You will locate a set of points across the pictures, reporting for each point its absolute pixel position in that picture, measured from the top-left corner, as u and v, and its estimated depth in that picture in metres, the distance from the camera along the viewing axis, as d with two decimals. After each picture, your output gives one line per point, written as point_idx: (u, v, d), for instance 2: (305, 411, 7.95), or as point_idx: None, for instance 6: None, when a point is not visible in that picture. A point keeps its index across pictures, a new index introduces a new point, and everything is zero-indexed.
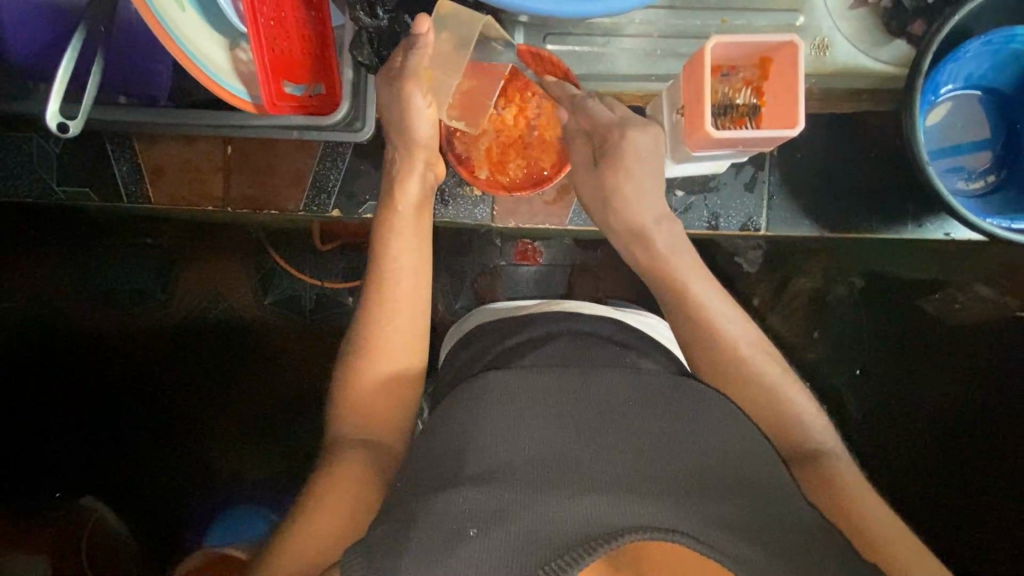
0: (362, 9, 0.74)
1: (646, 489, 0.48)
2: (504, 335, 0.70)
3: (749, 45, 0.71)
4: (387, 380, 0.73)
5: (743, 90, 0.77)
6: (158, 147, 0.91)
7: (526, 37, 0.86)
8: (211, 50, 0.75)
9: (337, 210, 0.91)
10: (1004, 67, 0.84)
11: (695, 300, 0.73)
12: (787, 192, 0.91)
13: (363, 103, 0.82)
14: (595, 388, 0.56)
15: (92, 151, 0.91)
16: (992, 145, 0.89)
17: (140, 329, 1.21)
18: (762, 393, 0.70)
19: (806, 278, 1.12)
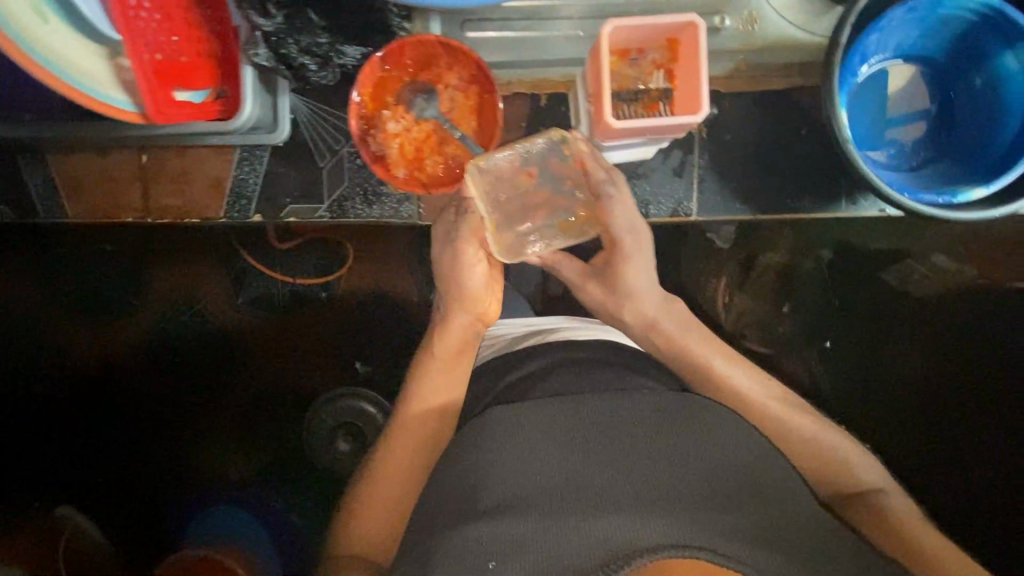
0: (253, 7, 0.69)
1: (659, 505, 0.46)
2: (506, 369, 0.70)
3: (648, 29, 0.68)
4: (391, 488, 0.69)
5: (654, 74, 0.72)
6: (72, 159, 0.85)
7: (443, 25, 0.81)
8: (86, 61, 0.72)
9: (259, 215, 0.85)
10: (933, 34, 0.78)
11: (710, 373, 0.73)
12: (717, 176, 0.84)
13: (278, 105, 0.81)
14: (597, 411, 0.54)
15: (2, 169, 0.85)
16: (927, 117, 0.82)
17: (110, 337, 1.15)
18: (815, 447, 0.71)
19: (777, 253, 1.11)
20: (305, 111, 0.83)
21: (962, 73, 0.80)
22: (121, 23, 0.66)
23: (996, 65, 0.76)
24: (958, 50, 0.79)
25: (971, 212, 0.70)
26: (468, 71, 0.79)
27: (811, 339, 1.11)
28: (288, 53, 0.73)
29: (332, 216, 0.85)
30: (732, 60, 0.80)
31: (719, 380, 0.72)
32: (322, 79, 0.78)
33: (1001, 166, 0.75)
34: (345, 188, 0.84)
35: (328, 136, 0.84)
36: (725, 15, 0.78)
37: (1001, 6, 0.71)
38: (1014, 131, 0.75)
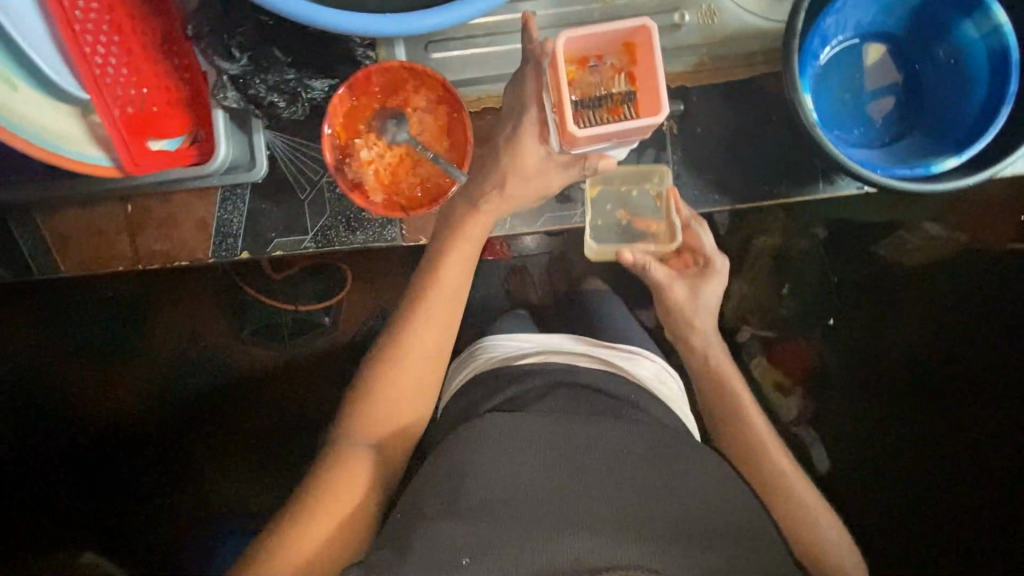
0: (218, 54, 0.74)
1: (629, 526, 0.47)
2: (492, 392, 0.69)
3: (600, 37, 0.66)
4: (392, 410, 0.74)
5: (616, 79, 0.69)
6: (59, 215, 0.86)
7: (408, 48, 0.83)
8: (60, 123, 0.74)
9: (247, 251, 0.86)
10: (893, 8, 0.79)
11: (751, 443, 0.79)
12: (693, 173, 0.86)
13: (254, 145, 0.83)
14: (590, 434, 0.55)
15: None
16: (895, 91, 0.83)
17: (117, 381, 1.15)
18: (824, 542, 0.74)
19: (771, 235, 1.08)
20: (281, 147, 0.85)
21: (925, 45, 0.81)
22: (90, 84, 0.67)
23: (957, 35, 0.77)
24: (919, 21, 0.80)
25: (942, 182, 0.71)
26: (434, 92, 0.81)
27: (812, 319, 1.10)
28: (257, 91, 0.76)
29: (317, 246, 0.86)
30: (695, 53, 0.81)
31: (757, 446, 0.79)
32: (293, 114, 0.81)
33: (971, 134, 0.76)
34: (327, 218, 0.86)
35: (305, 170, 0.85)
36: (683, 10, 0.79)
37: None
38: (981, 98, 0.75)
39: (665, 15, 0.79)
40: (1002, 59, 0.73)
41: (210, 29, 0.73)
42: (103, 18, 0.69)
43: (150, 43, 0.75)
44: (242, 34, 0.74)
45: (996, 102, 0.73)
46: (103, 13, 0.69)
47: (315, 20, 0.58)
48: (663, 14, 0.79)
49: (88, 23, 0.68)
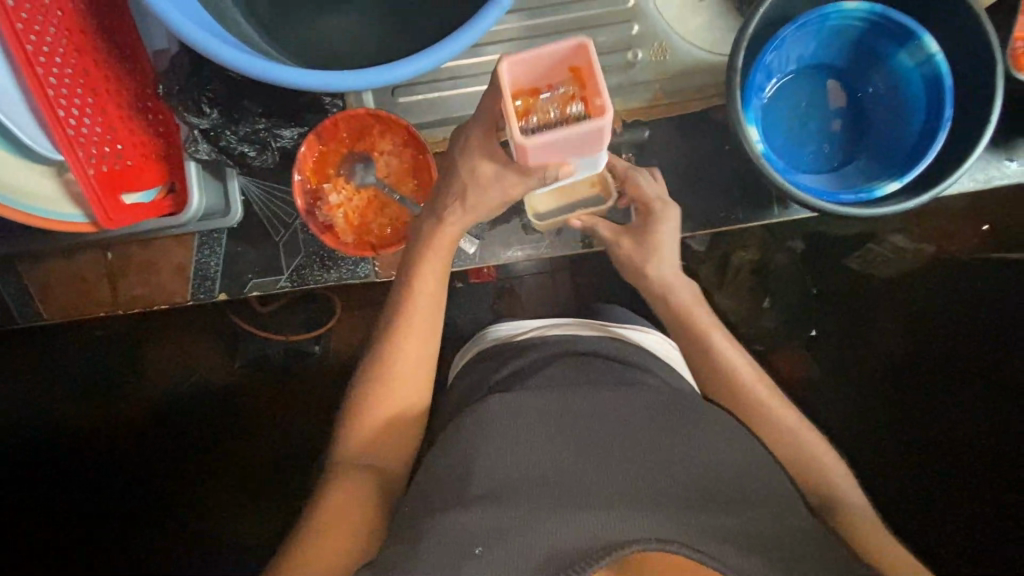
0: (187, 108, 0.77)
1: (644, 501, 0.49)
2: (504, 362, 0.71)
3: (538, 68, 0.59)
4: (387, 420, 0.76)
5: (571, 104, 0.58)
6: (41, 264, 0.88)
7: (376, 95, 0.86)
8: (32, 180, 0.75)
9: (224, 293, 0.86)
10: (829, 43, 0.84)
11: (752, 403, 0.79)
12: None
13: (230, 192, 0.85)
14: (591, 407, 0.56)
15: None
16: (842, 117, 0.87)
17: (116, 412, 1.22)
18: (819, 460, 0.77)
19: (746, 251, 1.09)
20: (255, 191, 0.86)
21: (865, 74, 0.86)
22: (63, 144, 0.69)
23: (892, 64, 0.82)
24: (858, 52, 0.84)
25: (886, 206, 0.74)
26: (400, 137, 0.84)
27: (793, 334, 1.12)
28: (227, 143, 0.79)
29: (293, 284, 0.87)
30: (650, 88, 0.86)
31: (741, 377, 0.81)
32: (264, 163, 0.83)
33: (916, 154, 0.80)
34: (302, 257, 0.86)
35: (280, 212, 0.87)
36: (636, 49, 0.85)
37: (884, 11, 0.77)
38: (921, 121, 0.80)
39: (618, 54, 0.85)
40: (936, 86, 0.77)
41: (180, 88, 0.76)
42: (76, 82, 0.71)
43: (123, 103, 0.76)
44: (214, 90, 0.77)
45: (935, 123, 0.78)
46: (76, 77, 0.71)
47: (276, 78, 0.61)
48: (615, 53, 0.85)
49: (60, 87, 0.69)
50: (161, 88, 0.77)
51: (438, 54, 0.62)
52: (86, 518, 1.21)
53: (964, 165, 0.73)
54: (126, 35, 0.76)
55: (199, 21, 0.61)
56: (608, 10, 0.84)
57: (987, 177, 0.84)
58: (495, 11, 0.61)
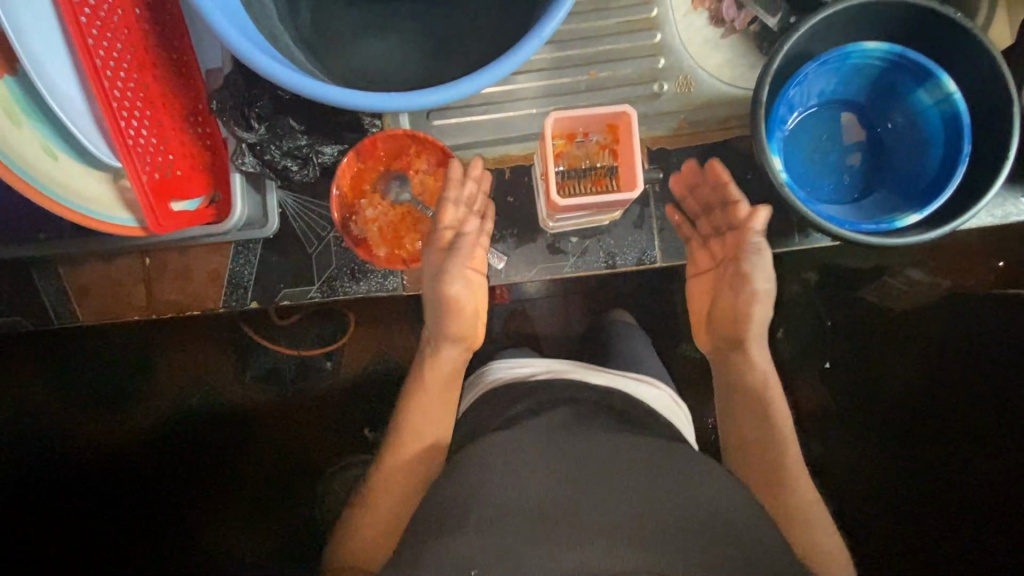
0: (238, 123, 0.79)
1: (642, 538, 0.49)
2: (512, 403, 0.70)
3: (586, 118, 0.75)
4: (392, 492, 0.76)
5: (601, 154, 0.79)
6: (80, 267, 0.90)
7: (411, 117, 0.88)
8: (88, 185, 0.77)
9: (256, 302, 0.89)
10: (850, 80, 0.85)
11: (773, 458, 0.79)
12: (676, 225, 0.87)
13: (267, 202, 0.88)
14: (610, 449, 0.58)
15: (15, 280, 0.91)
16: (861, 149, 0.88)
17: (125, 424, 1.23)
18: (792, 492, 0.77)
19: None
20: (293, 204, 0.89)
21: (885, 109, 0.87)
22: (122, 152, 0.68)
23: (913, 101, 0.83)
24: (878, 89, 0.86)
25: (908, 235, 0.74)
26: (436, 156, 0.86)
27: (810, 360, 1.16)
28: (272, 156, 0.82)
29: (323, 295, 0.88)
30: (675, 119, 0.87)
31: (750, 393, 0.82)
32: (304, 176, 0.85)
33: (933, 187, 0.81)
34: (333, 268, 0.88)
35: (314, 225, 0.89)
36: (662, 81, 0.87)
37: (906, 51, 0.78)
38: (939, 155, 0.81)
39: (644, 85, 0.87)
40: (954, 123, 0.78)
41: (233, 103, 0.79)
42: (137, 94, 0.73)
43: (177, 116, 0.79)
44: (260, 106, 0.80)
45: (953, 157, 0.79)
46: (138, 89, 0.73)
47: (319, 95, 0.63)
48: (641, 85, 0.87)
49: (123, 97, 0.70)
50: (215, 102, 0.79)
51: (480, 80, 0.63)
52: (87, 527, 1.22)
53: (983, 199, 0.74)
54: (187, 55, 0.82)
55: (248, 37, 0.64)
56: (635, 44, 0.86)
57: (1003, 213, 0.84)
58: (534, 42, 0.62)
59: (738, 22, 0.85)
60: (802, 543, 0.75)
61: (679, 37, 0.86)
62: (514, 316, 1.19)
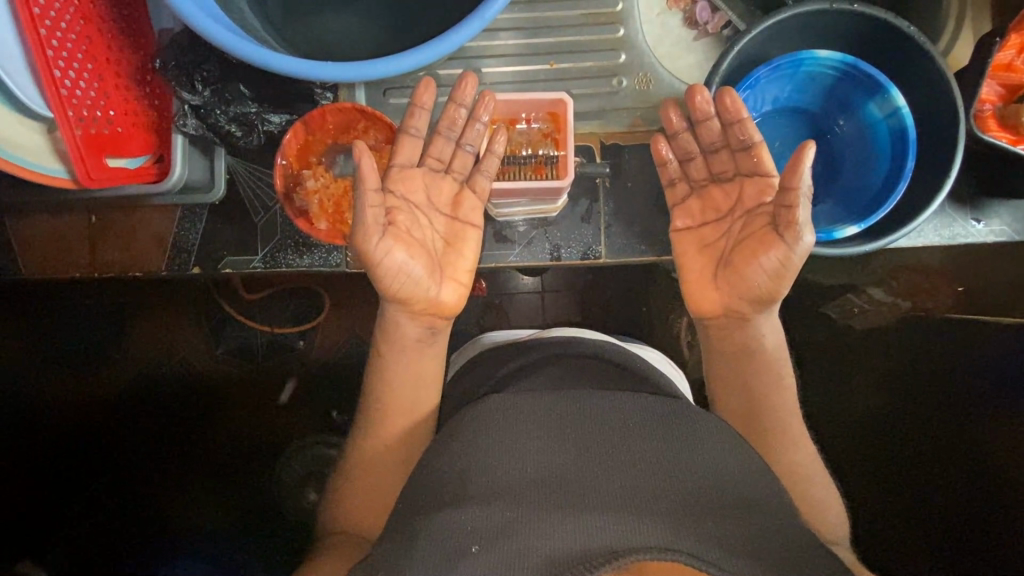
0: (181, 83, 0.76)
1: (641, 511, 0.48)
2: (509, 359, 0.75)
3: (527, 103, 0.76)
4: (375, 461, 0.71)
5: (543, 143, 0.78)
6: (26, 220, 0.87)
7: (368, 92, 0.85)
8: (16, 132, 0.72)
9: (198, 268, 0.85)
10: (806, 88, 0.81)
11: (777, 430, 0.72)
12: (622, 221, 0.86)
13: (216, 168, 0.84)
14: (602, 408, 0.58)
15: None
16: (818, 161, 0.83)
17: (93, 391, 1.23)
18: (790, 454, 0.71)
19: None
20: (243, 172, 0.85)
21: (834, 122, 0.82)
22: (53, 104, 0.65)
23: (860, 113, 0.78)
24: (834, 99, 0.81)
25: (849, 247, 0.70)
26: (384, 134, 0.81)
27: None
28: (217, 121, 0.78)
29: (265, 266, 0.84)
30: (629, 114, 0.86)
31: (751, 355, 0.74)
32: (249, 144, 0.81)
33: (872, 205, 0.75)
34: (277, 240, 0.84)
35: (261, 194, 0.85)
36: (621, 77, 0.86)
37: (857, 62, 0.74)
38: (884, 172, 0.76)
39: (603, 81, 0.86)
40: (901, 140, 0.73)
41: (176, 65, 0.76)
42: (78, 48, 0.69)
43: (120, 72, 0.74)
44: (208, 70, 0.76)
45: (896, 175, 0.73)
46: (79, 43, 0.69)
47: (288, 69, 0.67)
48: (600, 79, 0.86)
49: (62, 50, 0.66)
50: (157, 61, 0.76)
51: (427, 53, 0.67)
52: (65, 496, 1.22)
53: (921, 216, 0.68)
54: (137, 14, 0.77)
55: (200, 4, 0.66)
56: (601, 37, 0.86)
57: (951, 234, 0.83)
58: (476, 23, 0.66)
59: (711, 25, 0.86)
60: (806, 506, 0.69)
61: (643, 34, 0.86)
62: (490, 310, 1.21)
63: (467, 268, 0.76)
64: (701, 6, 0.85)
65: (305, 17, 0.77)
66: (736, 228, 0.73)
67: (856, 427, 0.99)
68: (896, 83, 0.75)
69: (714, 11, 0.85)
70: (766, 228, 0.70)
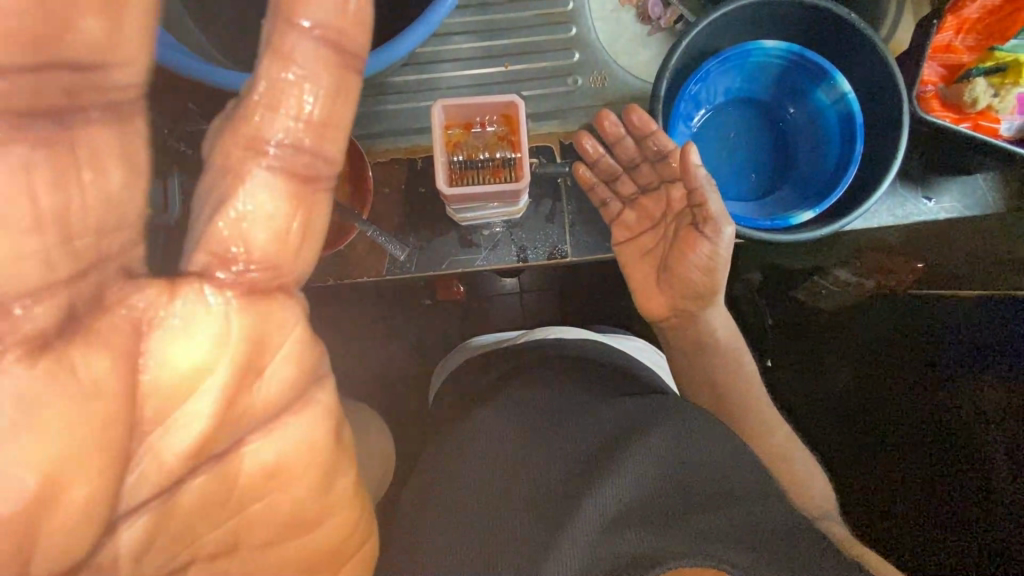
0: None
1: (632, 526, 0.50)
2: (493, 363, 0.78)
3: (478, 106, 0.76)
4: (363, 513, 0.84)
5: (500, 146, 0.78)
6: None
7: None
8: None
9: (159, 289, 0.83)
10: (755, 79, 0.82)
11: (757, 418, 0.73)
12: (587, 218, 0.86)
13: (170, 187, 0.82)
14: (575, 434, 0.61)
15: None
16: (772, 149, 0.85)
17: None
18: (772, 441, 0.72)
19: None
20: None
21: (785, 110, 0.84)
22: None
23: (810, 100, 0.80)
24: (784, 87, 0.82)
25: (804, 232, 0.71)
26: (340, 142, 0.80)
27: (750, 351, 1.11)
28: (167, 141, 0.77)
29: None
30: (587, 113, 0.87)
31: (706, 351, 0.76)
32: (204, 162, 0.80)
33: (825, 189, 0.77)
34: None
35: None
36: (577, 76, 0.87)
37: (801, 50, 0.75)
38: (835, 157, 0.77)
39: (559, 81, 0.87)
40: (850, 124, 0.75)
41: None
42: None
43: None
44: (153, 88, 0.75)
45: (846, 160, 0.75)
46: None
47: None
48: (556, 80, 0.87)
49: None
50: None
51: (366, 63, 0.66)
52: None
53: (873, 196, 0.70)
54: None
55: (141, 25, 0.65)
56: (555, 38, 0.86)
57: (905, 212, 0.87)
58: (420, 29, 0.67)
59: (663, 20, 0.86)
60: (791, 489, 0.69)
61: (597, 32, 0.87)
62: (469, 313, 1.21)
63: (345, 491, 0.45)
64: (653, 1, 0.85)
65: (253, 32, 0.76)
66: (671, 233, 0.76)
67: (826, 408, 0.99)
68: (843, 70, 0.77)
69: (666, 6, 0.85)
70: (688, 228, 0.72)
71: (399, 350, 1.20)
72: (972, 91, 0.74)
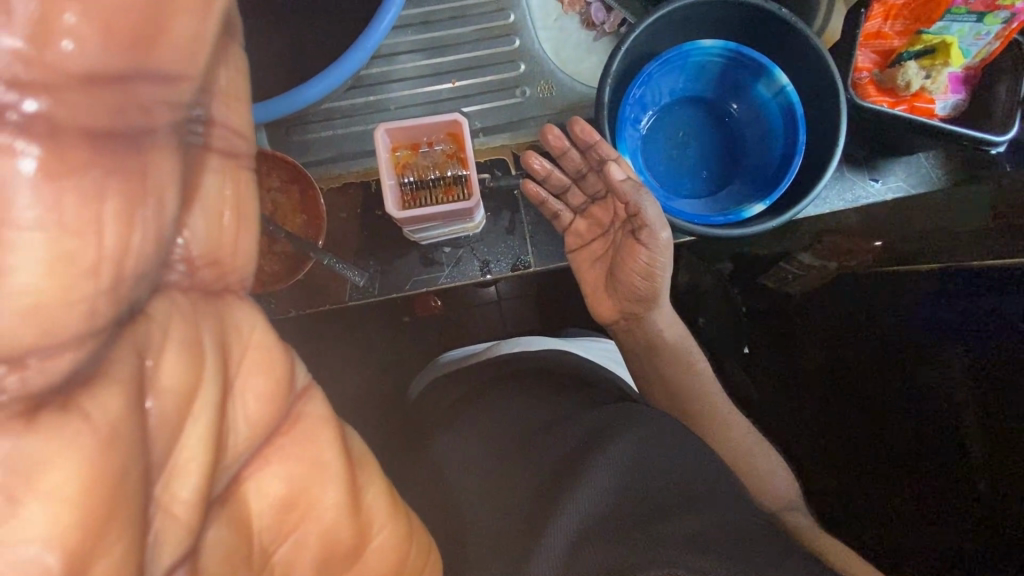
0: None
1: (598, 537, 0.49)
2: (463, 380, 0.78)
3: (423, 127, 0.76)
4: None
5: (449, 164, 0.78)
6: None
7: (271, 132, 0.84)
8: None
9: None
10: (697, 77, 0.83)
11: (717, 415, 0.74)
12: (545, 227, 0.86)
13: None
14: (547, 448, 0.60)
15: None
16: (720, 144, 0.86)
17: None
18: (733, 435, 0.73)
19: None
20: None
21: (728, 106, 0.85)
22: None
23: (752, 94, 0.82)
24: (725, 83, 0.84)
25: (756, 224, 0.72)
26: (287, 171, 0.79)
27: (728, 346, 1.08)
28: None
29: None
30: (538, 122, 0.87)
31: (661, 351, 0.77)
32: None
33: (773, 180, 0.78)
34: None
35: None
36: (524, 87, 0.87)
37: (738, 46, 0.77)
38: (781, 148, 0.79)
39: (507, 93, 0.87)
40: (791, 115, 0.76)
41: None
42: None
43: None
44: None
45: (791, 151, 0.76)
46: None
47: None
48: (504, 92, 0.87)
49: None
50: None
51: (309, 91, 0.67)
52: None
53: (819, 183, 0.71)
54: None
55: None
56: (499, 50, 0.87)
57: (853, 197, 0.91)
58: (360, 52, 0.66)
59: (608, 24, 0.86)
60: (759, 482, 0.70)
61: (541, 42, 0.87)
62: (446, 327, 1.20)
63: (377, 502, 0.39)
64: (596, 6, 0.85)
65: None
66: (620, 238, 0.76)
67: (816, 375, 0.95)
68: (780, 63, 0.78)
69: (609, 10, 0.86)
70: (629, 236, 0.73)
71: (379, 369, 1.19)
72: (904, 75, 0.78)
